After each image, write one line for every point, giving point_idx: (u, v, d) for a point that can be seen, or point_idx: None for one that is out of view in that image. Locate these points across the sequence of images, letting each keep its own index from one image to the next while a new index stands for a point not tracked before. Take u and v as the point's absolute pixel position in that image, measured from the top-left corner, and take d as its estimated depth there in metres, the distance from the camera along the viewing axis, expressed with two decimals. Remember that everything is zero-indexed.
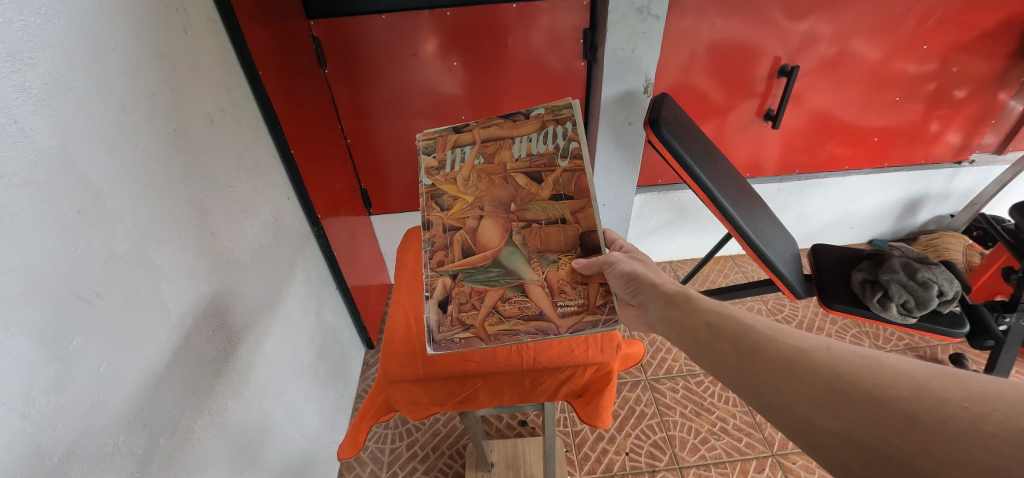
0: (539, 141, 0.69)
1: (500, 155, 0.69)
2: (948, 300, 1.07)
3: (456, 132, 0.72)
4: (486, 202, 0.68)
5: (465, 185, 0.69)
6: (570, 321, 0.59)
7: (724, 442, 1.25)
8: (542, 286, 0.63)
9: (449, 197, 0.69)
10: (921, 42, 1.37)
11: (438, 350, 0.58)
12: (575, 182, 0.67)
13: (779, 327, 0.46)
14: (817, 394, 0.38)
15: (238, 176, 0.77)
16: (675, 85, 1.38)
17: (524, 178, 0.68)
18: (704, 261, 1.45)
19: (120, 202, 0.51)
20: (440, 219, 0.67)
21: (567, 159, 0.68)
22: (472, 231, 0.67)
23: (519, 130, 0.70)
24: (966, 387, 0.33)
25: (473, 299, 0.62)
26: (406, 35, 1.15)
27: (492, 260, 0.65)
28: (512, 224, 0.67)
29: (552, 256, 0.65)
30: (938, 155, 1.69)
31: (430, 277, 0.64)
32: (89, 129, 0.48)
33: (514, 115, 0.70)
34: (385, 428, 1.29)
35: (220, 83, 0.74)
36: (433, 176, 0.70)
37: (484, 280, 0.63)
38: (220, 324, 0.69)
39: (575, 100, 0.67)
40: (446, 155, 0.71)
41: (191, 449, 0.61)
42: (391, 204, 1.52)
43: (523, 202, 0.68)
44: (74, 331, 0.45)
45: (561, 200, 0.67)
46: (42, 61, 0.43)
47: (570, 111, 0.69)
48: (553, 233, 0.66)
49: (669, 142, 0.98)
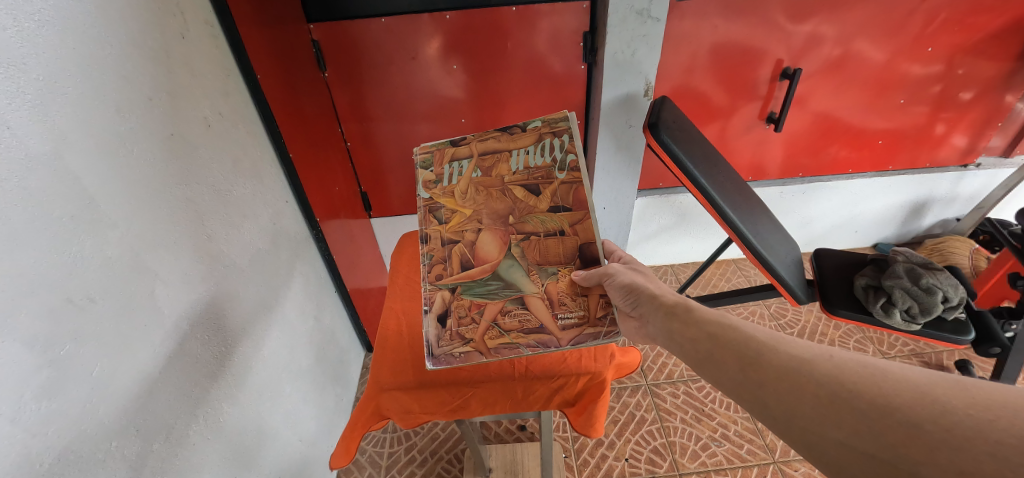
0: (537, 154, 0.69)
1: (498, 169, 0.69)
2: (953, 307, 1.05)
3: (454, 145, 0.72)
4: (485, 214, 0.68)
5: (464, 198, 0.69)
6: (571, 333, 0.58)
7: (725, 449, 1.24)
8: (542, 298, 0.62)
9: (447, 210, 0.69)
10: (926, 44, 1.35)
11: (439, 366, 0.57)
12: (572, 195, 0.66)
13: (780, 336, 0.46)
14: (821, 404, 0.37)
15: (236, 179, 0.77)
16: (676, 88, 1.37)
17: (523, 190, 0.68)
18: (705, 265, 1.39)
19: (115, 207, 0.51)
20: (438, 233, 0.67)
21: (565, 171, 0.67)
22: (471, 244, 0.66)
23: (517, 143, 0.70)
24: (970, 394, 0.32)
25: (473, 312, 0.62)
26: (406, 37, 1.15)
27: (491, 273, 0.64)
28: (511, 235, 0.66)
29: (552, 268, 0.64)
30: (944, 158, 1.66)
31: (429, 291, 0.64)
32: (83, 133, 0.48)
33: (512, 127, 0.71)
34: (383, 432, 1.28)
35: (218, 87, 0.74)
36: (431, 189, 0.70)
37: (483, 293, 0.63)
38: (216, 329, 0.68)
39: (571, 113, 0.67)
40: (443, 169, 0.71)
41: (185, 455, 0.60)
42: (391, 207, 1.52)
43: (521, 214, 0.67)
44: (65, 337, 0.45)
45: (560, 211, 0.66)
46: (35, 67, 0.43)
47: (567, 123, 0.69)
48: (552, 244, 0.65)
49: (669, 146, 0.97)
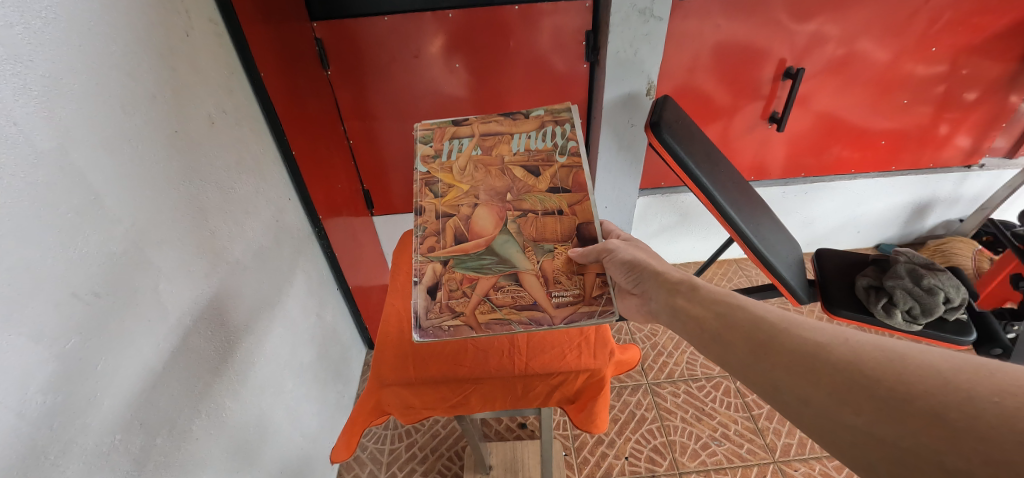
0: (538, 138, 0.75)
1: (499, 148, 0.74)
2: (954, 308, 1.05)
3: (456, 126, 0.77)
4: (482, 190, 0.70)
5: (461, 174, 0.72)
6: (564, 311, 0.57)
7: (725, 448, 1.24)
8: (537, 275, 0.61)
9: (444, 185, 0.70)
10: (930, 44, 1.35)
11: (426, 337, 0.55)
12: (570, 177, 0.71)
13: (796, 320, 0.45)
14: (837, 390, 0.36)
15: (239, 176, 0.78)
16: (678, 87, 1.37)
17: (522, 170, 0.72)
18: (706, 264, 1.37)
19: (120, 204, 0.52)
20: (433, 206, 0.68)
21: (564, 155, 0.73)
22: (466, 218, 0.67)
23: (519, 128, 0.77)
24: (996, 380, 0.30)
25: (464, 286, 0.60)
26: (409, 36, 1.15)
27: (485, 247, 0.64)
28: (506, 211, 0.68)
29: (548, 246, 0.65)
30: (948, 159, 1.65)
31: (419, 263, 0.62)
32: (89, 130, 0.48)
33: (514, 116, 0.78)
34: (384, 429, 1.29)
35: (221, 85, 0.74)
36: (429, 163, 0.73)
37: (476, 267, 0.62)
38: (219, 324, 0.69)
39: (572, 108, 0.76)
40: (443, 145, 0.75)
41: (188, 449, 0.61)
42: (394, 204, 1.53)
43: (519, 193, 0.70)
44: (70, 331, 0.45)
45: (558, 192, 0.69)
46: (41, 63, 0.43)
47: (566, 116, 0.78)
48: (549, 223, 0.66)
49: (671, 146, 0.97)
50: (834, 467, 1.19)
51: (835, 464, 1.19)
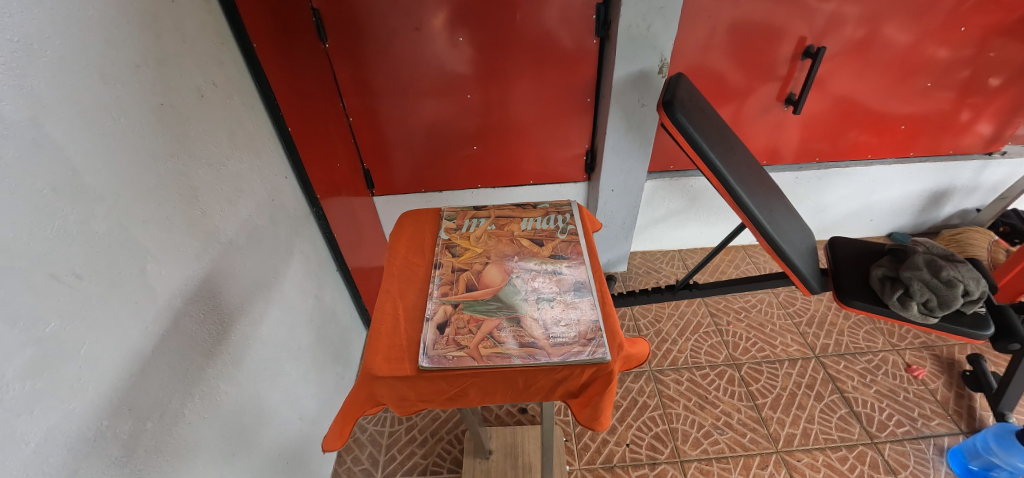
0: (543, 221, 0.85)
1: (509, 226, 0.84)
2: (973, 300, 1.00)
3: (476, 209, 0.89)
4: (493, 253, 0.77)
5: (476, 241, 0.80)
6: (560, 347, 0.61)
7: (727, 437, 1.23)
8: (536, 319, 0.65)
9: (461, 247, 0.79)
10: (959, 25, 1.27)
11: (431, 365, 0.59)
12: (570, 248, 0.78)
13: None
14: None
15: (231, 154, 0.74)
16: (691, 67, 1.31)
17: (528, 241, 0.80)
18: (714, 252, 1.27)
19: (100, 181, 0.49)
20: (450, 262, 0.76)
21: (565, 234, 0.82)
22: (477, 272, 0.73)
23: (527, 213, 0.87)
24: None
25: (471, 325, 0.64)
26: (410, 7, 1.10)
27: (493, 295, 0.69)
28: (513, 269, 0.74)
29: (549, 296, 0.69)
30: (967, 146, 1.59)
31: (434, 304, 0.68)
32: (64, 101, 0.45)
33: (524, 204, 0.89)
34: (386, 411, 1.29)
35: (211, 56, 0.70)
36: (450, 233, 0.83)
37: (484, 311, 0.66)
38: (212, 307, 0.67)
39: (574, 201, 0.88)
40: (463, 222, 0.86)
41: (181, 434, 0.60)
42: (396, 184, 1.50)
43: (525, 255, 0.77)
44: (49, 314, 0.43)
45: (558, 257, 0.76)
46: (9, 26, 0.40)
47: (569, 207, 0.89)
48: (551, 278, 0.72)
49: (684, 126, 0.92)
50: (838, 459, 1.18)
51: (839, 456, 1.18)
